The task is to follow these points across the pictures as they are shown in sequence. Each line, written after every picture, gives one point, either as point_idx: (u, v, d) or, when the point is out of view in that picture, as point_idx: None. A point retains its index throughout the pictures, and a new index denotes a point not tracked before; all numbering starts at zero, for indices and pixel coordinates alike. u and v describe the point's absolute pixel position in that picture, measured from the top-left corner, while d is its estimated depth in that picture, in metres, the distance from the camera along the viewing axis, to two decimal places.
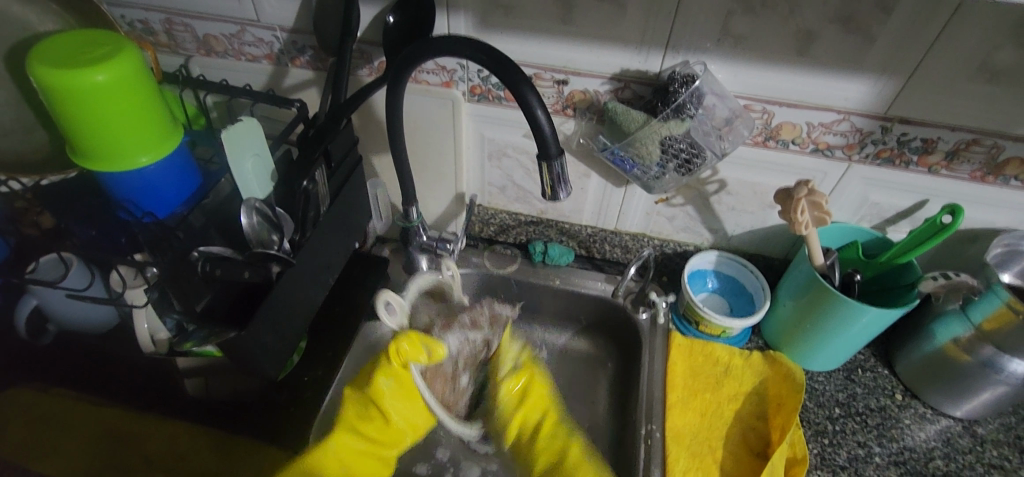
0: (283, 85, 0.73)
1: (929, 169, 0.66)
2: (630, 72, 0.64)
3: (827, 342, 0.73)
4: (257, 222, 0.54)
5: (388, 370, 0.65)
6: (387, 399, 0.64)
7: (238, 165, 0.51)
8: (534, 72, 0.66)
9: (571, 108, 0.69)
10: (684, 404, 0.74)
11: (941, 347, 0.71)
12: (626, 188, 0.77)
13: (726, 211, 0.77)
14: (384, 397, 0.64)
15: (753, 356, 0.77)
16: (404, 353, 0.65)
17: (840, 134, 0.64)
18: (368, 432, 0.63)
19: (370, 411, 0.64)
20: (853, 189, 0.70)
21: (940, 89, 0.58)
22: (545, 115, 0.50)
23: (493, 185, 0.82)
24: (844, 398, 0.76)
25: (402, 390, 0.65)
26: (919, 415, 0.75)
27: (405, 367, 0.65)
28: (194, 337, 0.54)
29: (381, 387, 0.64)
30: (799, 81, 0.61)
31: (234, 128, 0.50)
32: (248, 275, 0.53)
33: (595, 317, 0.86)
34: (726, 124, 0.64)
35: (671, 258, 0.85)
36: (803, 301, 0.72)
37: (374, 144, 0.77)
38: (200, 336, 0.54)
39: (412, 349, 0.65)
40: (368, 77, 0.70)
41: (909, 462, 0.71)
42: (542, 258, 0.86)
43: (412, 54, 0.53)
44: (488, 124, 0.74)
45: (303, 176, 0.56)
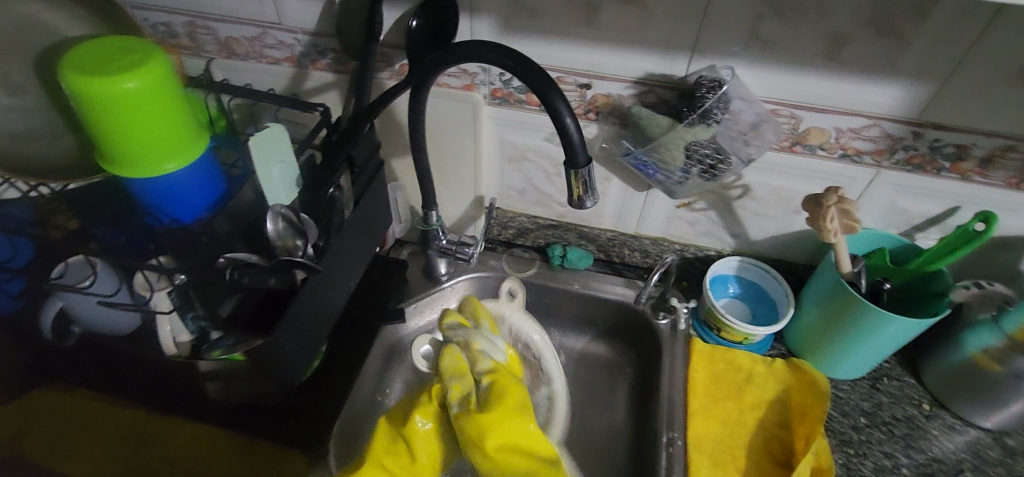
0: (304, 88, 0.73)
1: (962, 175, 0.64)
2: (655, 76, 0.63)
3: (852, 351, 0.72)
4: (281, 227, 0.53)
5: (427, 409, 0.67)
6: (421, 437, 0.66)
7: (265, 173, 0.51)
8: (557, 76, 0.65)
9: (593, 112, 0.68)
10: (706, 412, 0.73)
11: (971, 357, 0.70)
12: (648, 192, 0.76)
13: (749, 216, 0.76)
14: (417, 435, 0.65)
15: (776, 363, 0.76)
16: (441, 394, 0.68)
17: (870, 139, 0.63)
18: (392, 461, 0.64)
19: (398, 445, 0.65)
20: (881, 195, 0.69)
21: (975, 95, 0.57)
22: (574, 122, 0.49)
23: (513, 189, 0.82)
24: (869, 407, 0.75)
25: (433, 431, 0.67)
26: (948, 425, 0.74)
27: (439, 410, 0.68)
28: (224, 344, 0.54)
29: (416, 425, 0.66)
30: (829, 86, 0.60)
31: (262, 135, 0.50)
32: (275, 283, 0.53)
33: (614, 322, 0.86)
34: (752, 129, 0.63)
35: (692, 263, 0.84)
36: (829, 309, 0.71)
37: (393, 147, 0.77)
38: (229, 344, 0.54)
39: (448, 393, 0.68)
40: (389, 80, 0.69)
41: (937, 474, 0.70)
42: (561, 261, 0.85)
43: (437, 60, 0.53)
44: (509, 128, 0.73)
45: (329, 184, 0.58)
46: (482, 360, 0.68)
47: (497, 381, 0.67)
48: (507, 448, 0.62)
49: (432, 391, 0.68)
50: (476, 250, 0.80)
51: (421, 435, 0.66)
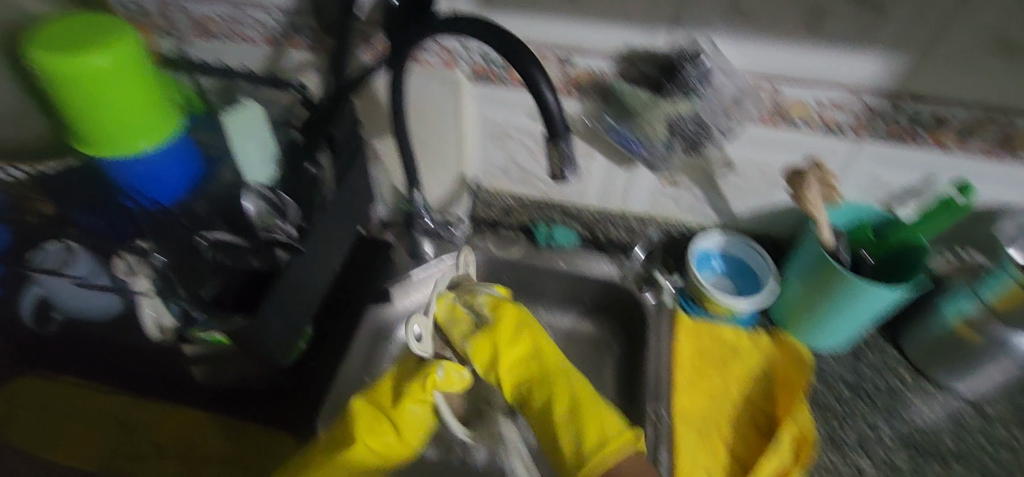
0: (281, 68, 0.71)
1: (940, 146, 0.65)
2: (637, 51, 0.63)
3: (832, 323, 0.73)
4: (263, 208, 0.54)
5: (418, 395, 0.66)
6: (409, 421, 0.65)
7: (241, 148, 0.51)
8: (539, 52, 0.65)
9: (575, 88, 0.67)
10: (691, 385, 0.74)
11: (952, 330, 0.71)
12: (632, 169, 0.76)
13: (733, 192, 0.76)
14: (407, 419, 0.65)
15: (760, 337, 0.77)
16: (439, 379, 0.67)
17: (851, 112, 0.63)
18: (379, 441, 0.63)
19: (382, 424, 0.64)
20: (862, 168, 0.69)
21: (953, 65, 0.57)
22: (553, 94, 0.49)
23: (497, 168, 0.81)
24: (851, 378, 0.77)
25: (424, 413, 0.67)
26: (927, 394, 0.75)
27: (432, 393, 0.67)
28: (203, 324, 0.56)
29: (409, 412, 0.65)
30: (810, 58, 0.60)
31: (232, 121, 0.51)
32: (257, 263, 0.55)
33: (600, 300, 0.86)
34: (734, 102, 0.64)
35: (677, 240, 0.84)
36: (811, 282, 0.72)
37: (375, 128, 0.76)
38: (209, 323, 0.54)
39: (448, 376, 0.68)
40: (368, 59, 0.68)
41: (917, 440, 0.71)
42: (547, 240, 0.85)
43: (414, 35, 0.52)
44: (492, 106, 0.73)
45: (308, 158, 0.57)
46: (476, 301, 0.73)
47: (499, 319, 0.72)
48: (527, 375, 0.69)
49: (431, 376, 0.67)
50: (460, 230, 0.82)
51: (411, 418, 0.65)
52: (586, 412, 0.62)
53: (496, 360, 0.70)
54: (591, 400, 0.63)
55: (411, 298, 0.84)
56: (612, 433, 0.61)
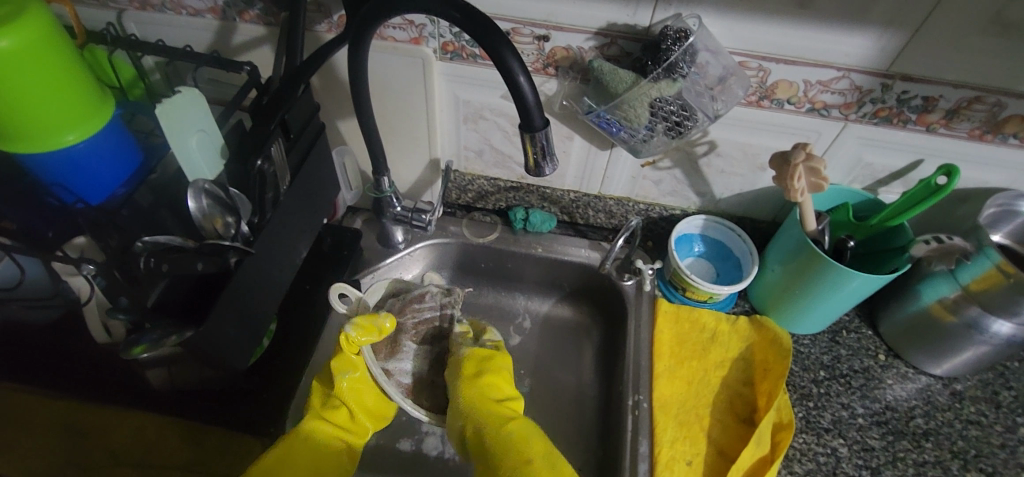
0: (231, 43, 0.65)
1: (927, 128, 0.63)
2: (618, 26, 0.58)
3: (814, 307, 0.72)
4: (208, 204, 0.49)
5: (342, 359, 0.64)
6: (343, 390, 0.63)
7: (180, 143, 0.46)
8: (512, 27, 0.60)
9: (552, 66, 0.63)
10: (671, 373, 0.73)
11: (926, 308, 0.70)
12: (612, 150, 0.72)
13: (715, 174, 0.74)
14: (343, 389, 0.63)
15: (739, 321, 0.76)
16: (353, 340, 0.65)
17: (838, 92, 0.61)
18: (331, 417, 0.61)
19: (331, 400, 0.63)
20: (846, 149, 0.67)
21: (946, 44, 0.55)
22: (528, 81, 0.45)
23: (469, 150, 0.77)
24: (828, 361, 0.76)
25: (359, 379, 0.64)
26: (901, 374, 0.76)
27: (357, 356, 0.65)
28: (145, 339, 0.49)
29: (341, 379, 0.63)
30: (798, 36, 0.56)
31: (164, 113, 0.44)
32: (202, 267, 0.47)
33: (578, 284, 0.84)
34: (719, 83, 0.59)
35: (657, 222, 0.82)
36: (792, 266, 0.70)
37: (337, 108, 0.71)
38: (154, 338, 0.48)
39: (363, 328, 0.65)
40: (327, 34, 0.62)
41: (891, 421, 0.72)
42: (524, 225, 0.82)
43: (375, 10, 0.47)
44: (462, 85, 0.68)
45: (257, 154, 0.50)
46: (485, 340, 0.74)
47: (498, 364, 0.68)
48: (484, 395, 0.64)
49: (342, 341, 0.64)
50: (433, 216, 0.76)
51: (348, 390, 0.63)
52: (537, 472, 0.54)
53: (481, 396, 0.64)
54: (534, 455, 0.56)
55: None
56: None
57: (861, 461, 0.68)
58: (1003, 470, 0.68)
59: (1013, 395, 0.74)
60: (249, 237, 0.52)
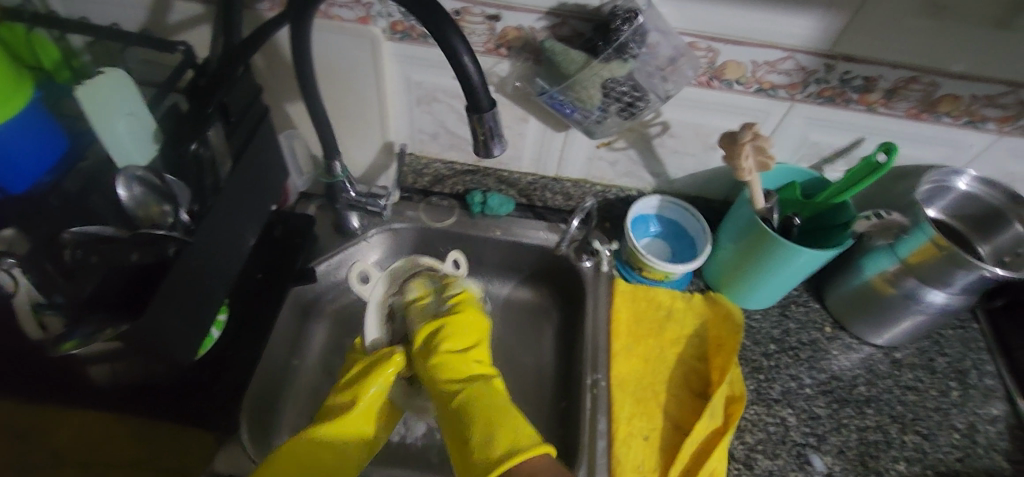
0: (167, 22, 0.62)
1: (868, 107, 0.65)
2: (568, 6, 0.58)
3: (763, 283, 0.74)
4: (139, 192, 0.50)
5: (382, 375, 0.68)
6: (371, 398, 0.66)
7: (105, 127, 0.46)
8: (462, 7, 0.59)
9: (505, 47, 0.62)
10: (628, 351, 0.74)
11: (868, 281, 0.74)
12: (567, 132, 0.72)
13: (669, 155, 0.74)
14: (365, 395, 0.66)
15: (694, 299, 0.78)
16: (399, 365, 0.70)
17: (784, 73, 0.62)
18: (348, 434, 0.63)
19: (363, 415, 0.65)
20: (794, 128, 0.69)
21: (885, 25, 0.56)
22: (474, 60, 0.43)
23: (423, 133, 0.76)
24: (778, 335, 0.79)
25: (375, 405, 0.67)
26: (846, 345, 0.79)
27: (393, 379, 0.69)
28: (77, 335, 0.47)
29: (369, 389, 0.66)
30: (744, 17, 0.57)
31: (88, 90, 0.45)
32: (137, 257, 0.49)
33: (538, 267, 0.84)
34: (670, 63, 0.60)
35: (613, 203, 0.83)
36: (743, 244, 0.72)
37: (284, 90, 0.68)
38: (86, 333, 0.47)
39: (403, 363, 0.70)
40: (270, 13, 0.60)
41: (836, 390, 0.75)
42: (482, 208, 0.82)
43: None
44: (413, 66, 0.66)
45: (194, 137, 0.48)
46: (449, 289, 0.76)
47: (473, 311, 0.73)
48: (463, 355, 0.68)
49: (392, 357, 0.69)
50: (389, 201, 0.77)
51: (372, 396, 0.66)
52: (509, 415, 0.60)
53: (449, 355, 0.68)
54: (511, 414, 0.61)
55: (343, 272, 0.80)
56: (523, 444, 0.57)
57: (808, 429, 0.71)
58: (937, 432, 0.72)
59: (947, 361, 0.78)
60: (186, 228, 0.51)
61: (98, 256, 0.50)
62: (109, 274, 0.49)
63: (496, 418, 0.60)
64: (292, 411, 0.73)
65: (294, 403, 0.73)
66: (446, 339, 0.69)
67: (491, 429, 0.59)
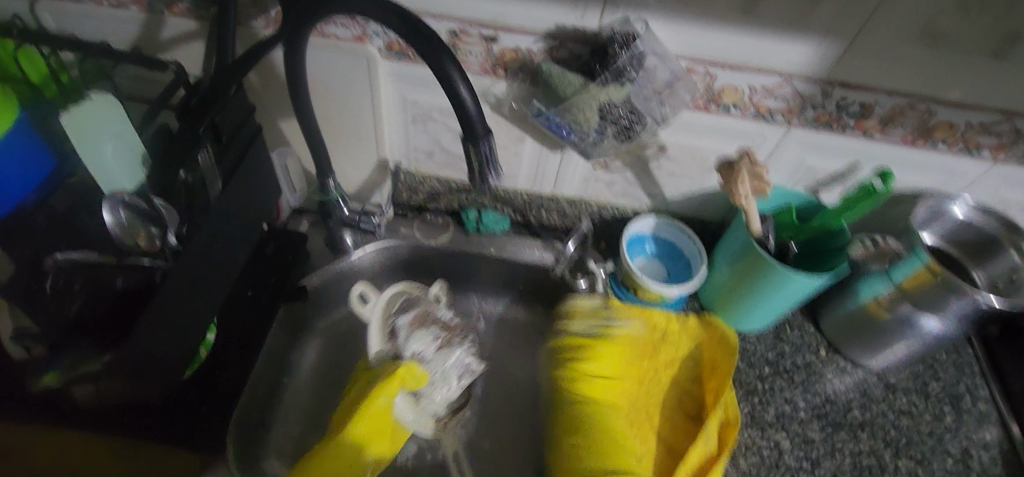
0: (160, 38, 0.61)
1: (864, 133, 0.65)
2: (566, 29, 0.58)
3: (758, 307, 0.74)
4: (125, 216, 0.49)
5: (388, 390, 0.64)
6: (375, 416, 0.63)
7: (91, 152, 0.46)
8: (459, 28, 0.58)
9: (502, 68, 0.62)
10: (622, 373, 0.74)
11: (863, 305, 0.74)
12: (563, 153, 0.72)
13: (665, 176, 0.74)
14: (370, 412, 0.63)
15: (689, 322, 0.76)
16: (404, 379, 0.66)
17: (781, 98, 0.62)
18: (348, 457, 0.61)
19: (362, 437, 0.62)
20: (790, 152, 0.69)
21: (881, 53, 0.56)
22: (470, 90, 0.43)
23: (419, 151, 0.75)
24: (772, 357, 0.79)
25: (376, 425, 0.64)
26: (840, 368, 0.79)
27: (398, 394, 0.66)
28: (57, 365, 0.46)
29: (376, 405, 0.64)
30: (742, 43, 0.57)
31: (77, 110, 0.44)
32: (122, 283, 0.49)
33: (532, 285, 0.83)
34: (667, 87, 0.60)
35: (609, 222, 0.82)
36: (739, 267, 0.72)
37: (278, 107, 0.67)
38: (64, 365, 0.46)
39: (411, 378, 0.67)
40: (265, 30, 0.59)
41: (830, 414, 0.75)
42: (477, 227, 0.82)
43: (307, 10, 0.45)
44: (409, 85, 0.66)
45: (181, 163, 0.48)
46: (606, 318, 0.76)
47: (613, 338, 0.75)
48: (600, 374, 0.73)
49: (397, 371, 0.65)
50: (382, 218, 0.77)
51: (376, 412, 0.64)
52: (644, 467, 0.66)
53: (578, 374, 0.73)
54: (638, 458, 0.67)
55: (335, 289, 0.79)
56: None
57: (802, 453, 0.71)
58: (930, 458, 0.72)
59: (941, 385, 0.78)
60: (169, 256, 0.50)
61: (80, 285, 0.50)
62: (91, 301, 0.49)
63: (601, 462, 0.65)
64: (281, 431, 0.72)
65: (283, 422, 0.72)
66: (592, 356, 0.74)
67: (622, 471, 0.65)
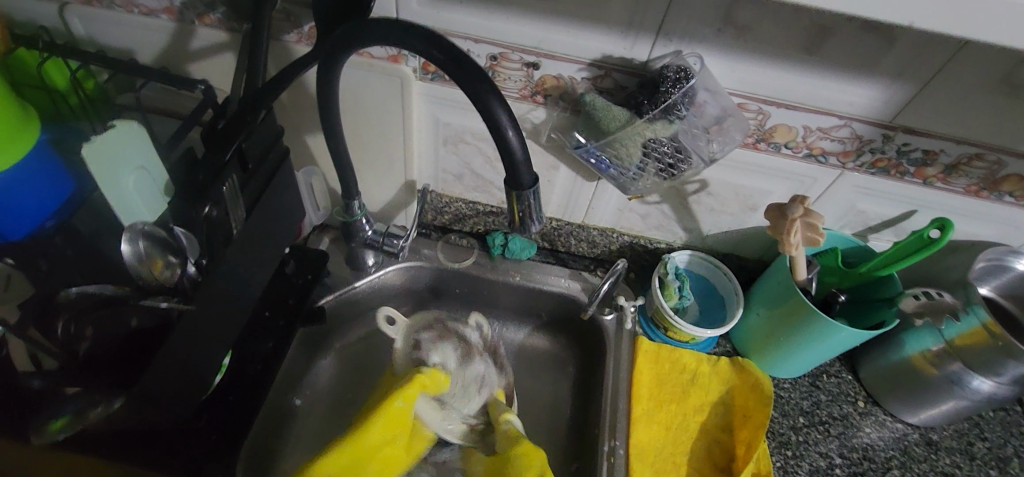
0: (189, 48, 0.59)
1: (924, 180, 0.60)
2: (613, 59, 0.54)
3: (797, 355, 0.69)
4: (144, 246, 0.47)
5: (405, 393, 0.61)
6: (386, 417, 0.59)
7: (114, 184, 0.43)
8: (500, 52, 0.55)
9: (541, 94, 0.59)
10: (649, 417, 0.70)
11: (908, 358, 0.69)
12: (598, 183, 0.68)
13: (704, 212, 0.71)
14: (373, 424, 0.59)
15: (721, 363, 0.74)
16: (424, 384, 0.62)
17: (838, 140, 0.58)
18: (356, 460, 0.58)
19: (375, 443, 0.59)
20: (841, 196, 0.65)
21: (953, 100, 0.52)
22: (518, 134, 0.39)
23: (448, 172, 0.72)
24: (808, 407, 0.75)
25: (389, 424, 0.60)
26: (879, 422, 0.74)
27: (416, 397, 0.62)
28: (68, 410, 0.47)
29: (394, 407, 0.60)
30: (802, 83, 0.53)
31: (102, 138, 0.41)
32: (135, 324, 0.48)
33: (557, 316, 0.80)
34: (716, 123, 0.56)
35: (640, 254, 0.79)
36: (778, 311, 0.68)
37: (306, 123, 0.65)
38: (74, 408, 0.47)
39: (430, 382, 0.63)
40: (297, 45, 0.56)
41: (868, 473, 0.70)
42: (502, 251, 0.78)
43: (346, 35, 0.42)
44: (443, 107, 0.63)
45: (205, 199, 0.45)
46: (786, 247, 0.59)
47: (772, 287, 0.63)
48: (687, 382, 0.72)
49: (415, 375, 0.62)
50: (407, 241, 0.72)
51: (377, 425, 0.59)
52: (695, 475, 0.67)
53: (662, 382, 0.73)
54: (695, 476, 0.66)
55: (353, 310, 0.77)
56: None
57: None
58: None
59: (988, 446, 0.73)
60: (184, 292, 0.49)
61: (89, 328, 0.49)
62: (99, 342, 0.48)
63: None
64: (292, 456, 0.70)
65: (294, 447, 0.70)
66: (669, 367, 0.73)
67: None
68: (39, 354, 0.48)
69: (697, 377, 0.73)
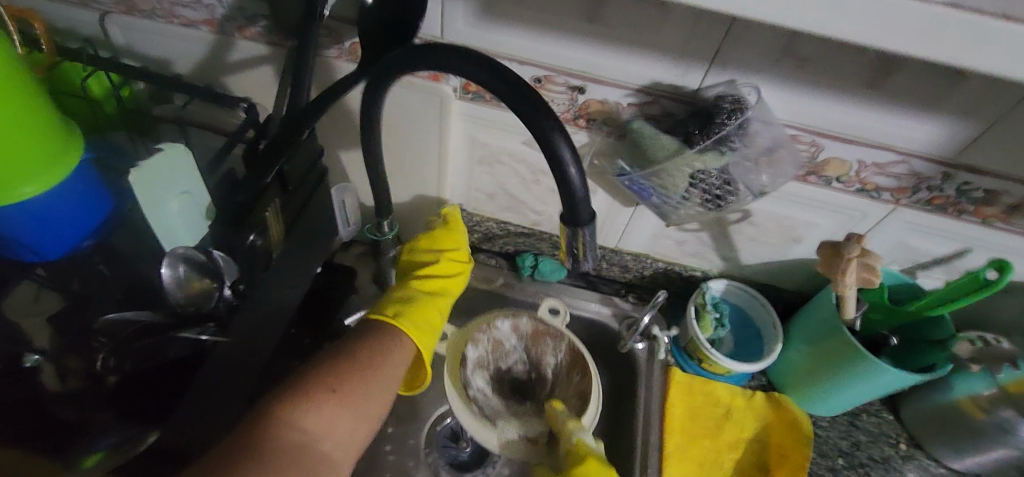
0: (227, 60, 0.58)
1: (983, 220, 0.58)
2: (663, 86, 0.53)
3: (838, 393, 0.66)
4: (182, 272, 0.48)
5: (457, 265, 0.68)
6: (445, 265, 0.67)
7: (159, 209, 0.44)
8: (545, 75, 0.54)
9: (584, 118, 0.57)
10: (681, 452, 0.68)
11: (956, 401, 0.66)
12: (636, 208, 0.66)
13: (745, 242, 0.68)
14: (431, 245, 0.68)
15: (755, 397, 0.72)
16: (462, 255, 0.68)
17: (893, 176, 0.56)
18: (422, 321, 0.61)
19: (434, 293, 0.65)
20: (891, 232, 0.62)
21: (1023, 139, 0.50)
22: (579, 171, 0.37)
23: (481, 191, 0.71)
24: (847, 447, 0.72)
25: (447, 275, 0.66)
26: (922, 467, 0.71)
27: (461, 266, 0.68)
28: (104, 444, 0.46)
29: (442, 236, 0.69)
30: (860, 116, 0.51)
31: (150, 161, 0.43)
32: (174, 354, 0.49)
33: (585, 340, 0.78)
34: (765, 154, 0.53)
35: (674, 281, 0.76)
36: (820, 348, 0.65)
37: (342, 138, 0.64)
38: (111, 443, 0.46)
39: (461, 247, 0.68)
40: (337, 61, 0.55)
41: None
42: (531, 273, 0.76)
43: (397, 59, 0.41)
44: (482, 127, 0.62)
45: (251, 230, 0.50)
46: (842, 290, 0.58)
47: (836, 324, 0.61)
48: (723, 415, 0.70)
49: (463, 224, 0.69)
50: None
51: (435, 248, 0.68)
52: None
53: (697, 414, 0.70)
54: None
55: None
56: None
57: None
58: None
59: None
60: (221, 319, 0.51)
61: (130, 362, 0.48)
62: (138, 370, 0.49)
63: None
64: None
65: None
66: (706, 399, 0.71)
67: None
68: (67, 373, 0.47)
69: (734, 411, 0.70)
